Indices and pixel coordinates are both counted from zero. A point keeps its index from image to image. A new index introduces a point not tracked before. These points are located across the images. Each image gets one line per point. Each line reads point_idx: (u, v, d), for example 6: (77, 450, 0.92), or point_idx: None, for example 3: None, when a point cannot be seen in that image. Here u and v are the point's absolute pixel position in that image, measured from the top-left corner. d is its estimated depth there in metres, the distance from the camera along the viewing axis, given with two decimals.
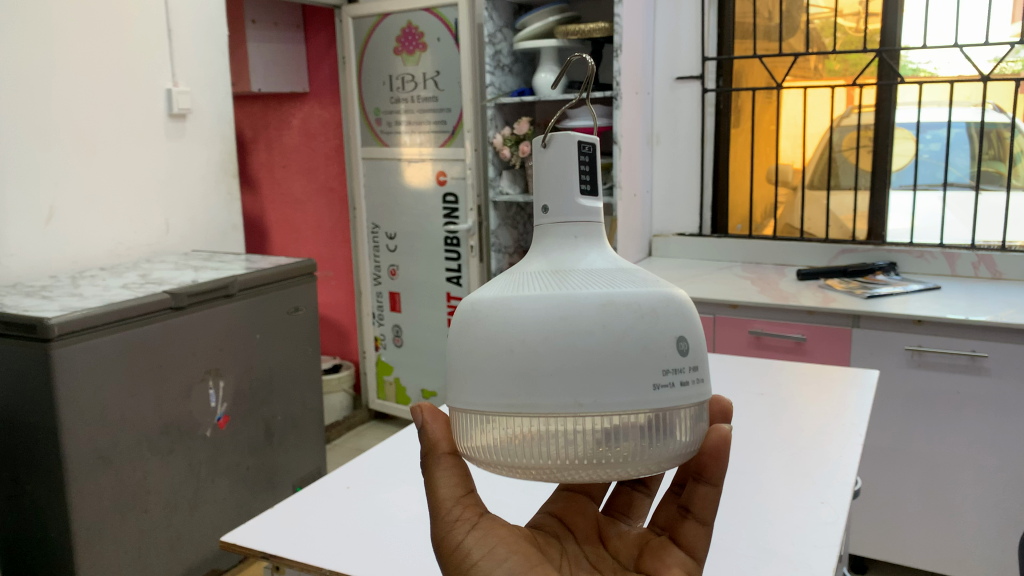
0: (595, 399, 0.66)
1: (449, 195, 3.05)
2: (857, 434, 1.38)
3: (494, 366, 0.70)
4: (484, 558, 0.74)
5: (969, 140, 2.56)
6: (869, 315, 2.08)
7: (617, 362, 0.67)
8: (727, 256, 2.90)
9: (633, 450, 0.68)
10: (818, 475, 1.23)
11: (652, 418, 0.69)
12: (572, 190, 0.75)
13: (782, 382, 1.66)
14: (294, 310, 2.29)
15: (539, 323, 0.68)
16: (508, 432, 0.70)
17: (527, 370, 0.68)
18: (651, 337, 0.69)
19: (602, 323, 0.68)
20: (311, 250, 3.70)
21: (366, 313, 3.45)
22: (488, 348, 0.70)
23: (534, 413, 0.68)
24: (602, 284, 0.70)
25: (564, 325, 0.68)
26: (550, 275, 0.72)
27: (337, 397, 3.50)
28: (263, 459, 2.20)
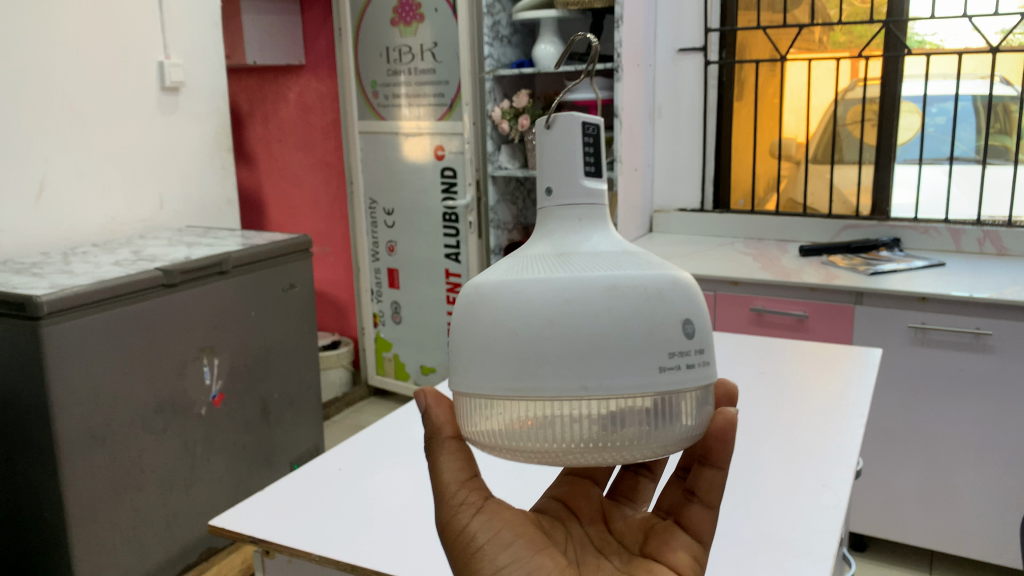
0: (601, 382, 0.58)
1: (447, 170, 3.01)
2: (859, 414, 1.36)
3: (489, 357, 0.61)
4: (490, 543, 0.66)
5: (975, 113, 2.51)
6: (873, 293, 2.05)
7: (621, 344, 0.58)
8: (728, 232, 2.86)
9: (635, 438, 0.60)
10: (819, 456, 1.21)
11: (657, 402, 0.60)
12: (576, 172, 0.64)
13: (783, 361, 1.63)
14: (289, 287, 2.26)
15: (539, 302, 0.59)
16: (503, 418, 0.61)
17: (526, 354, 0.59)
18: (660, 318, 0.59)
19: (606, 309, 0.58)
20: (308, 226, 3.67)
21: (364, 289, 3.42)
22: (478, 333, 0.61)
23: (531, 399, 0.59)
24: (607, 265, 0.61)
25: (566, 306, 0.58)
26: (549, 254, 0.64)
27: (336, 373, 3.48)
28: (260, 437, 2.19)
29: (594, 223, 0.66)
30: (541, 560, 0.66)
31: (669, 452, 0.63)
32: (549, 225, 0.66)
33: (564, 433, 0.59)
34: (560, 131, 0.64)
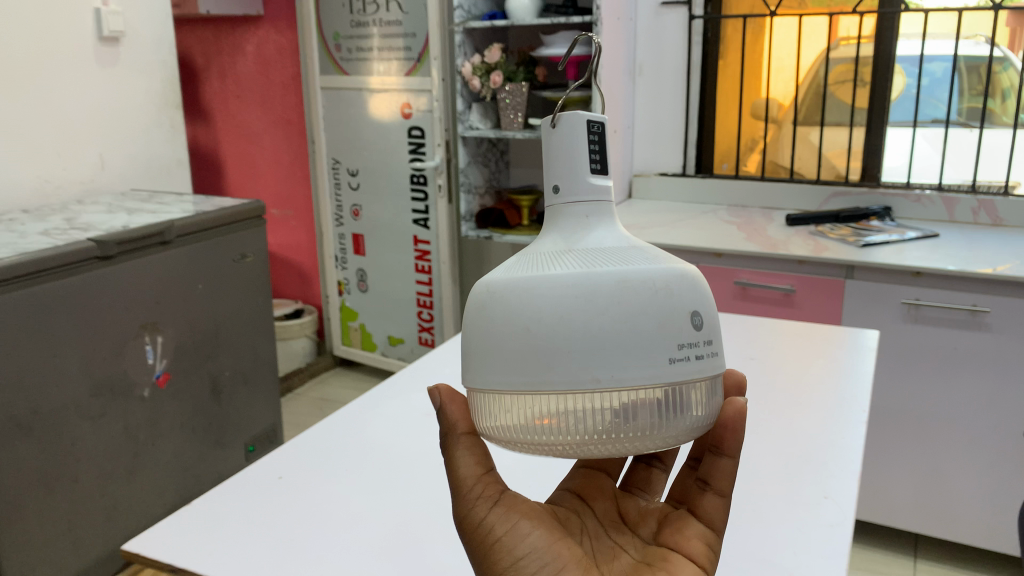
0: (611, 375, 0.56)
1: (414, 130, 2.83)
2: (860, 406, 1.24)
3: (498, 353, 0.59)
4: (508, 535, 0.62)
5: (958, 75, 2.38)
6: (864, 266, 1.93)
7: (630, 337, 0.56)
8: (710, 198, 2.73)
9: (646, 429, 0.58)
10: (818, 458, 1.09)
11: (667, 393, 0.58)
12: (582, 169, 0.64)
13: (773, 344, 1.51)
14: (241, 258, 2.10)
15: (547, 300, 0.57)
16: (511, 412, 0.60)
17: (536, 348, 0.57)
18: (669, 309, 0.57)
19: (616, 302, 0.56)
20: (269, 187, 3.48)
21: (328, 255, 3.26)
22: (486, 331, 0.60)
23: (540, 393, 0.58)
24: (614, 258, 0.59)
25: (575, 300, 0.57)
26: (556, 250, 0.62)
27: (300, 343, 3.34)
28: (211, 418, 2.04)
29: (601, 220, 0.64)
30: (559, 550, 0.63)
31: (682, 446, 0.61)
32: (556, 222, 0.65)
33: (574, 428, 0.58)
34: (565, 131, 0.64)
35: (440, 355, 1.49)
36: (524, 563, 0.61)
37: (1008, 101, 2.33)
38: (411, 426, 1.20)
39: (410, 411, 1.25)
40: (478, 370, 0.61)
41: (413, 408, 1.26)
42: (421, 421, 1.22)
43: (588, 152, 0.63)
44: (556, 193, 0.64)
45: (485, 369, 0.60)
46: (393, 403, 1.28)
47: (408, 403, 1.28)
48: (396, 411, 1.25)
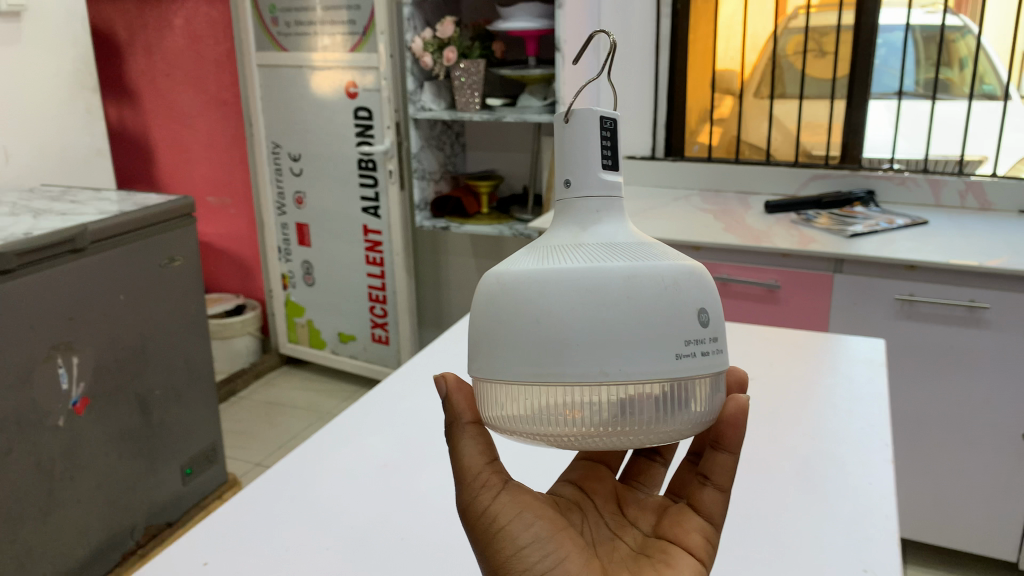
0: (621, 369, 0.55)
1: (361, 111, 2.60)
2: (882, 429, 1.09)
3: (508, 344, 0.57)
4: (512, 523, 0.62)
5: (913, 45, 2.26)
6: (854, 259, 1.79)
7: (639, 331, 0.55)
8: (680, 182, 2.57)
9: (649, 424, 0.57)
10: (842, 498, 0.94)
11: (670, 389, 0.57)
12: (595, 164, 0.61)
13: (771, 354, 1.34)
14: (169, 262, 1.87)
15: (557, 292, 0.56)
16: (516, 401, 0.59)
17: (547, 339, 0.56)
18: (676, 306, 0.56)
19: (626, 297, 0.55)
20: (204, 173, 3.22)
21: (271, 247, 3.03)
22: (495, 321, 0.58)
23: (548, 385, 0.57)
24: (622, 253, 0.58)
25: (587, 293, 0.55)
26: (565, 243, 0.60)
27: (243, 341, 3.11)
28: (140, 443, 1.82)
29: (613, 213, 0.62)
30: (562, 540, 0.62)
31: (681, 439, 0.61)
32: (564, 217, 0.63)
33: (579, 418, 0.57)
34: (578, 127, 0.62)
35: (394, 382, 1.29)
36: (527, 553, 0.60)
37: (965, 70, 2.23)
38: (365, 471, 1.01)
39: (362, 452, 1.06)
40: (486, 360, 0.59)
41: (366, 446, 1.07)
42: (376, 464, 1.03)
43: (602, 148, 0.61)
44: (567, 188, 0.62)
45: (496, 359, 0.58)
46: (341, 442, 1.09)
47: (360, 441, 1.09)
48: (346, 451, 1.06)
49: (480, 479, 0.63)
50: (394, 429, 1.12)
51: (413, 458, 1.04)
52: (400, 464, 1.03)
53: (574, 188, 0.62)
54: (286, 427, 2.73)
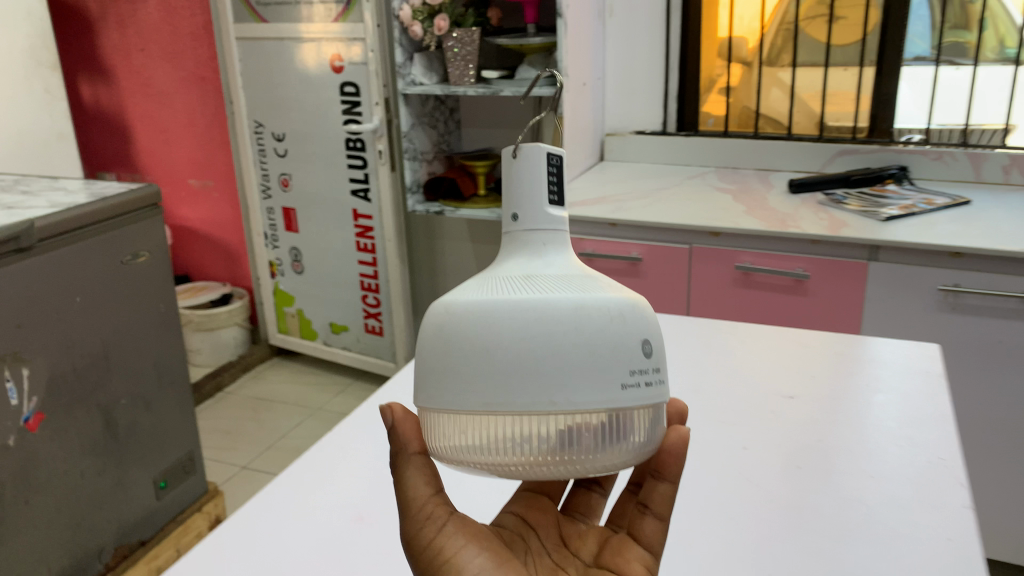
0: (567, 399, 0.49)
1: (347, 86, 2.41)
2: (953, 462, 0.92)
3: (447, 374, 0.52)
4: (459, 556, 0.56)
5: (930, 6, 2.05)
6: (890, 246, 1.60)
7: (582, 359, 0.50)
8: (692, 158, 2.38)
9: (589, 458, 0.52)
10: (912, 559, 0.77)
11: (613, 421, 0.51)
12: (544, 198, 0.57)
13: (814, 361, 1.15)
14: (133, 258, 1.70)
15: (497, 321, 0.51)
16: (452, 428, 0.53)
17: (490, 365, 0.50)
18: (622, 335, 0.51)
19: (567, 325, 0.50)
20: (184, 155, 3.03)
21: (256, 233, 2.85)
22: (437, 350, 0.53)
23: (487, 415, 0.51)
24: (568, 285, 0.53)
25: (528, 319, 0.50)
26: (513, 275, 0.55)
27: (229, 332, 2.95)
28: (106, 457, 1.66)
29: (558, 249, 0.57)
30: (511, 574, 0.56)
31: (626, 472, 0.56)
32: (507, 252, 0.58)
33: (516, 448, 0.51)
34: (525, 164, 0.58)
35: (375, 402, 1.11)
36: None
37: (986, 32, 2.00)
38: (336, 537, 0.83)
39: (336, 507, 0.88)
40: (423, 390, 0.53)
41: (340, 499, 0.90)
42: (350, 526, 0.85)
43: (550, 185, 0.58)
44: (514, 222, 0.58)
45: (438, 389, 0.52)
46: (311, 492, 0.91)
47: (335, 491, 0.91)
48: (316, 508, 0.88)
49: (424, 510, 0.57)
50: (374, 475, 0.94)
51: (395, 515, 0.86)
52: (379, 524, 0.85)
53: (521, 221, 0.58)
54: (274, 425, 2.57)
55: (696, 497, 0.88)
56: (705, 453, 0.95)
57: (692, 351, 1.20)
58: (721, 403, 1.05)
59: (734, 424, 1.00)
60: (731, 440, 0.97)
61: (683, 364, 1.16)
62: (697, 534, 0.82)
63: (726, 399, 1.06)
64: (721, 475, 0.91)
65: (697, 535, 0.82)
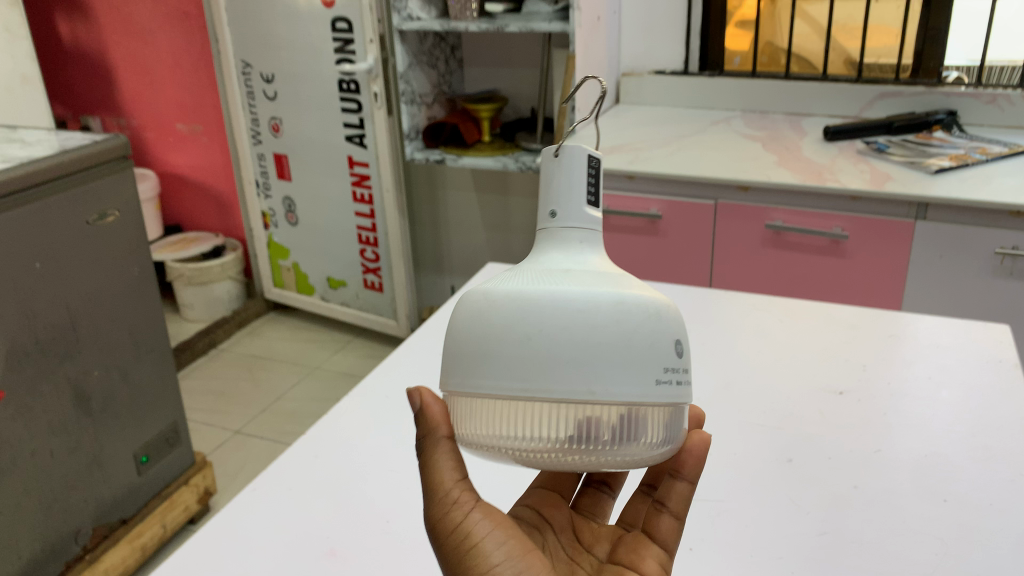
0: (607, 390, 0.47)
1: (339, 22, 2.18)
2: None
3: (484, 362, 0.48)
4: (486, 541, 0.53)
5: None
6: (941, 203, 1.43)
7: (622, 353, 0.47)
8: (715, 101, 2.18)
9: (617, 452, 0.49)
10: None
11: (643, 417, 0.49)
12: (583, 197, 0.53)
13: (867, 348, 0.99)
14: (100, 218, 1.54)
15: (536, 309, 0.48)
16: (479, 410, 0.50)
17: (533, 352, 0.47)
18: (658, 333, 0.49)
19: (608, 319, 0.47)
20: (170, 97, 2.84)
21: (248, 182, 2.69)
22: (476, 334, 0.49)
23: (524, 401, 0.48)
24: (604, 279, 0.50)
25: (569, 311, 0.47)
26: (548, 265, 0.52)
27: (223, 286, 2.81)
28: (79, 435, 1.53)
29: (593, 247, 0.53)
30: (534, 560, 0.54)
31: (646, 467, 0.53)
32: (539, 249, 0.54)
33: (540, 439, 0.48)
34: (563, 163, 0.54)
35: (359, 395, 0.95)
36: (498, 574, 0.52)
37: None
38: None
39: (314, 552, 0.71)
40: (456, 376, 0.50)
41: (319, 541, 0.73)
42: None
43: (590, 184, 0.54)
44: (551, 219, 0.54)
45: (477, 373, 0.49)
46: (283, 529, 0.74)
47: (314, 529, 0.74)
48: (288, 555, 0.71)
49: (450, 494, 0.54)
50: (362, 503, 0.77)
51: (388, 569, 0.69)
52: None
53: (558, 219, 0.54)
54: (269, 385, 2.45)
55: (733, 523, 0.72)
56: (741, 465, 0.79)
57: (724, 334, 1.04)
58: (759, 400, 0.89)
59: (777, 428, 0.84)
60: (773, 448, 0.81)
61: (714, 351, 1.00)
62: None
63: (767, 395, 0.90)
64: (770, 501, 0.75)
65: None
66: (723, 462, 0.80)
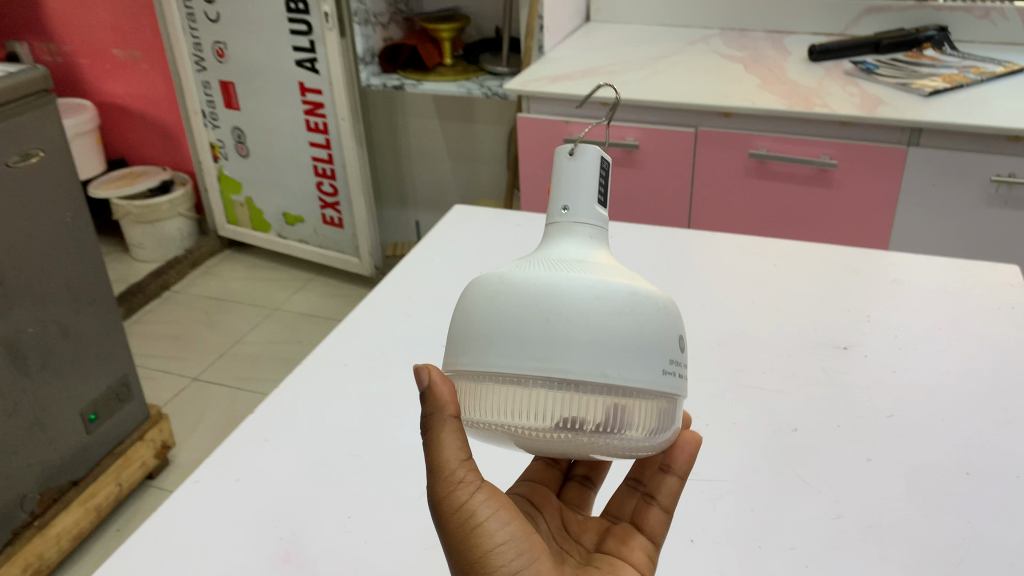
0: (621, 375, 0.44)
1: None
2: None
3: (495, 339, 0.45)
4: (490, 521, 0.48)
5: None
6: (934, 128, 1.34)
7: (636, 341, 0.44)
8: (692, 18, 2.05)
9: (621, 444, 0.46)
10: None
11: (649, 408, 0.46)
12: (596, 196, 0.52)
13: (870, 296, 0.91)
14: (21, 160, 1.38)
15: (551, 290, 0.45)
16: (478, 387, 0.47)
17: (548, 330, 0.44)
18: (668, 328, 0.46)
19: (622, 307, 0.45)
20: (103, 19, 2.62)
21: (194, 112, 2.51)
22: (489, 310, 0.46)
23: (534, 379, 0.45)
24: (617, 272, 0.48)
25: (586, 293, 0.45)
26: (557, 255, 0.49)
27: (173, 224, 2.65)
28: (15, 396, 1.41)
29: (599, 243, 0.52)
30: (537, 540, 0.49)
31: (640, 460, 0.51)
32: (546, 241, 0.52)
33: (540, 418, 0.45)
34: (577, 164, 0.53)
35: (314, 362, 0.85)
36: (501, 557, 0.47)
37: None
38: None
39: (263, 559, 0.63)
40: (464, 355, 0.47)
41: (269, 545, 0.64)
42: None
43: (602, 190, 0.53)
44: (563, 213, 0.52)
45: (486, 350, 0.45)
46: (228, 530, 0.65)
47: (263, 530, 0.65)
48: (234, 564, 0.63)
49: (457, 472, 0.48)
50: (317, 495, 0.68)
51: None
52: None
53: (569, 214, 0.52)
54: (228, 328, 2.33)
55: (737, 508, 0.65)
56: (742, 437, 0.72)
57: (714, 283, 0.95)
58: (757, 359, 0.81)
59: (779, 392, 0.77)
60: (776, 416, 0.74)
61: (704, 303, 0.91)
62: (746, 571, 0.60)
63: (765, 354, 0.82)
64: (771, 471, 0.68)
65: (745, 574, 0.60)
66: (721, 434, 0.72)
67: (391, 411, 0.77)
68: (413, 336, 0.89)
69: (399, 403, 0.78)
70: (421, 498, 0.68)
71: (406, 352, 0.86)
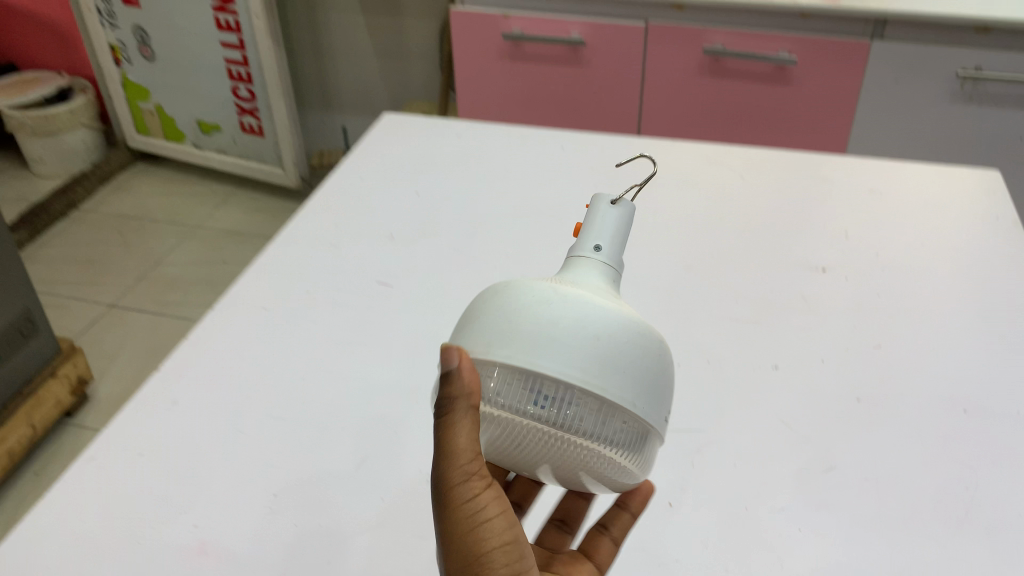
0: (648, 409, 0.41)
1: None
2: None
3: (546, 345, 0.40)
4: (492, 521, 0.42)
5: None
6: (900, 20, 1.24)
7: (664, 383, 0.42)
8: None
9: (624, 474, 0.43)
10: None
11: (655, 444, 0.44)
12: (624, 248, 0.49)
13: (845, 209, 0.83)
14: None
15: (600, 314, 0.41)
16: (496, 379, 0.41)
17: (599, 350, 0.40)
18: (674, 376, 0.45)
19: (656, 348, 0.43)
20: None
21: (87, 9, 2.25)
22: (528, 317, 0.41)
23: (577, 395, 0.40)
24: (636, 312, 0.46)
25: (630, 324, 0.42)
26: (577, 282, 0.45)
27: (77, 136, 2.40)
28: None
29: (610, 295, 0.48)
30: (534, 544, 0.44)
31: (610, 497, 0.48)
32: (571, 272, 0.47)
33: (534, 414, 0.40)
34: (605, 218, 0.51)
35: (227, 309, 0.73)
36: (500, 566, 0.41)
37: None
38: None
39: (174, 550, 0.54)
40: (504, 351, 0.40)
41: (180, 533, 0.54)
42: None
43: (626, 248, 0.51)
44: (595, 253, 0.48)
45: (527, 352, 0.40)
46: (131, 519, 0.56)
47: (173, 515, 0.56)
48: (139, 561, 0.53)
49: (468, 465, 0.41)
50: (235, 468, 0.59)
51: (276, 566, 0.53)
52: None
53: (600, 255, 0.48)
54: (145, 248, 2.14)
55: (719, 464, 0.58)
56: (719, 378, 0.64)
57: (675, 202, 0.86)
58: (729, 287, 0.73)
59: (756, 323, 0.69)
60: (755, 352, 0.66)
61: (666, 224, 0.82)
62: (734, 540, 0.53)
63: (737, 280, 0.74)
64: (752, 413, 0.61)
65: (733, 544, 0.53)
66: (696, 376, 0.64)
67: (321, 365, 0.67)
68: (342, 275, 0.78)
69: (329, 355, 0.68)
70: (357, 466, 0.59)
71: (334, 293, 0.75)
